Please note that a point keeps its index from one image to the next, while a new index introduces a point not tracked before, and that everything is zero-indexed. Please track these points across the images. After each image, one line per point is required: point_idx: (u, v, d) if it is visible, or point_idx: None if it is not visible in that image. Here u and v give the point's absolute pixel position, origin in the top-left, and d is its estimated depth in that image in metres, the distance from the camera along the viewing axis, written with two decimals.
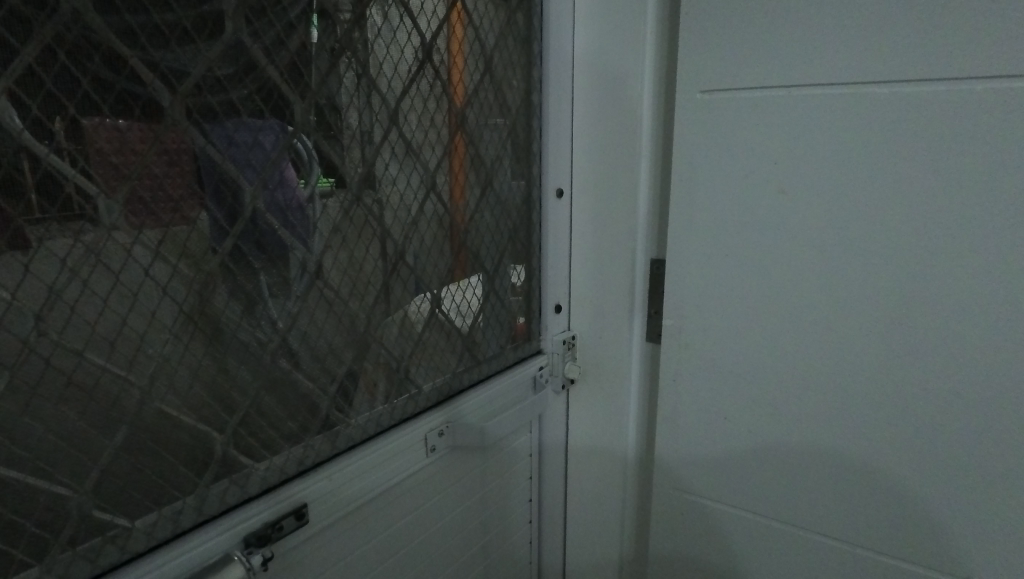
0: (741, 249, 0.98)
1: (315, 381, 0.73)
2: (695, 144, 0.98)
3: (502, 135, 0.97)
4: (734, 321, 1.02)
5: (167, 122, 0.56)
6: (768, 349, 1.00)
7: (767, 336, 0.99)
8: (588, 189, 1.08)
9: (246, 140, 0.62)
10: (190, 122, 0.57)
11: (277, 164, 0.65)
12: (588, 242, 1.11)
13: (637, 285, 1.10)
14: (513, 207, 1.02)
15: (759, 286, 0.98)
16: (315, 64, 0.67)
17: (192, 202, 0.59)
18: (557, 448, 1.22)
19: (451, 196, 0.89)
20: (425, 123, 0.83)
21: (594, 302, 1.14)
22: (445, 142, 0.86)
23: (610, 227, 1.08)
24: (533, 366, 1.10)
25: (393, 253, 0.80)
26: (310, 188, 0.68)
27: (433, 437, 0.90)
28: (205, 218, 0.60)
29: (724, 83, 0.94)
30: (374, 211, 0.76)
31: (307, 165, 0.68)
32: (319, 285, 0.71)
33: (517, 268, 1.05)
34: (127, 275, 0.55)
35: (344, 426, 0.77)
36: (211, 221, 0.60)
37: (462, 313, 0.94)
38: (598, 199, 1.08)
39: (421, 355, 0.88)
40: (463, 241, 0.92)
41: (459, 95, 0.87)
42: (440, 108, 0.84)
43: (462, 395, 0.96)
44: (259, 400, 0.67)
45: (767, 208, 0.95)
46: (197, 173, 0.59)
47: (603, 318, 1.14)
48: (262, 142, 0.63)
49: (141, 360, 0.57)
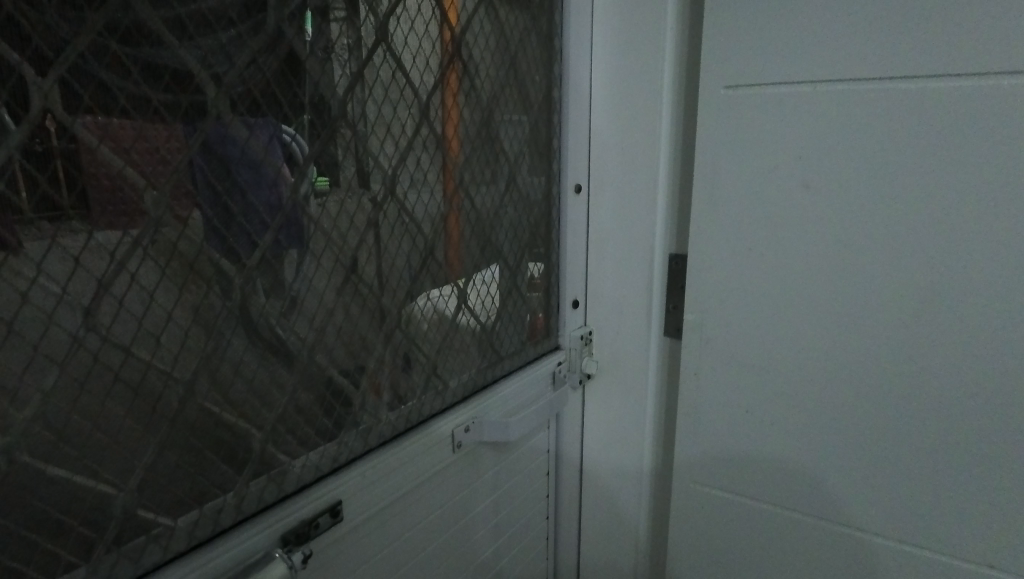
0: (761, 244, 0.99)
1: (348, 376, 0.72)
2: (717, 139, 0.98)
3: (524, 131, 0.97)
4: (754, 316, 1.02)
5: (211, 114, 0.55)
6: (790, 343, 1.00)
7: (788, 330, 1.00)
8: (605, 184, 1.08)
9: (286, 132, 0.61)
10: (234, 114, 0.57)
11: (271, 162, 0.60)
12: (607, 236, 1.11)
13: (655, 279, 1.11)
14: (533, 203, 1.03)
15: (779, 281, 0.99)
16: (309, 60, 0.62)
17: (201, 200, 0.56)
18: (571, 444, 1.23)
19: (444, 193, 0.82)
20: (453, 117, 0.82)
21: (613, 297, 1.14)
22: (441, 137, 0.80)
23: (630, 223, 1.09)
24: (552, 361, 1.11)
25: (426, 250, 0.81)
26: (306, 187, 0.64)
27: (460, 433, 0.89)
28: (197, 218, 0.55)
29: (747, 78, 0.95)
30: (405, 206, 0.76)
31: (300, 165, 0.63)
32: (355, 280, 0.71)
33: (534, 262, 1.05)
34: (172, 270, 0.54)
35: (376, 423, 0.77)
36: (252, 214, 0.60)
37: (488, 310, 0.95)
38: (613, 195, 1.09)
39: (449, 351, 0.88)
40: (489, 236, 0.92)
41: (455, 88, 0.81)
42: (453, 102, 0.81)
43: (486, 391, 0.96)
44: (296, 397, 0.66)
45: (787, 203, 0.95)
46: (206, 171, 0.55)
47: (619, 314, 1.15)
48: (262, 141, 0.59)
49: (185, 355, 0.56)
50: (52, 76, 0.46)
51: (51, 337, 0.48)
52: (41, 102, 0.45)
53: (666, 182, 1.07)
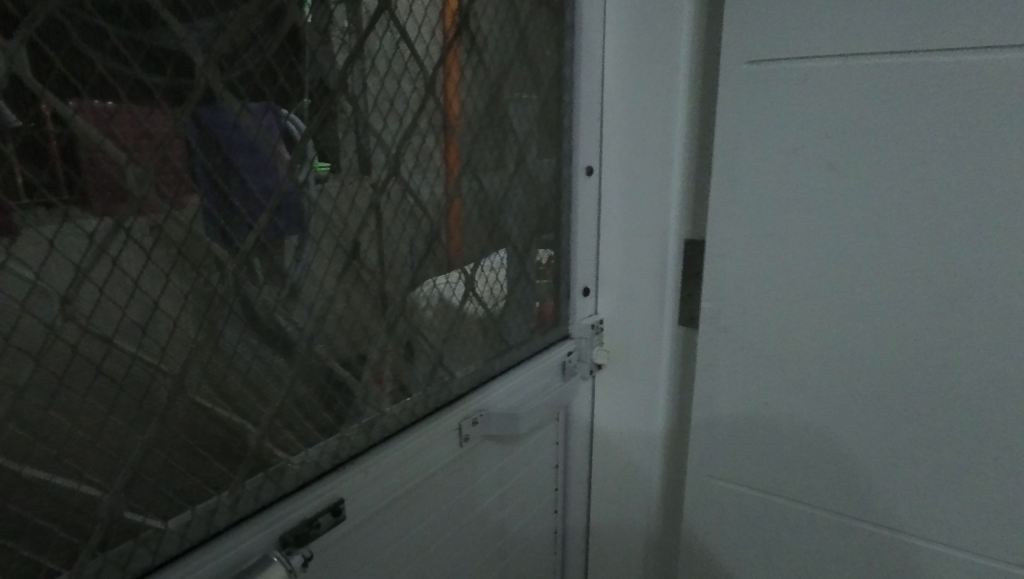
0: (782, 228, 0.94)
1: (349, 368, 0.68)
2: (738, 117, 0.93)
3: (535, 110, 0.92)
4: (772, 304, 0.98)
5: (200, 84, 0.51)
6: (811, 332, 0.95)
7: (810, 318, 0.95)
8: (617, 166, 1.04)
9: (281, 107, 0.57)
10: (223, 84, 0.52)
11: (265, 139, 0.56)
12: (619, 220, 1.07)
13: (670, 265, 1.05)
14: (544, 185, 0.97)
15: (800, 267, 0.94)
16: (306, 35, 0.58)
17: (192, 180, 0.51)
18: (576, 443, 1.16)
19: (444, 177, 0.77)
20: (460, 94, 0.77)
21: (623, 284, 1.10)
22: (444, 116, 0.75)
23: (643, 207, 1.04)
24: (562, 351, 1.06)
25: (432, 235, 0.77)
26: (305, 172, 0.60)
27: (467, 426, 0.85)
28: (195, 204, 0.52)
29: (771, 53, 0.89)
30: (409, 188, 0.72)
31: (300, 147, 0.59)
32: (356, 266, 0.67)
33: (543, 249, 1.00)
34: (159, 254, 0.50)
35: (379, 417, 0.73)
36: (246, 195, 0.55)
37: (496, 298, 0.91)
38: (626, 178, 1.04)
39: (455, 341, 0.84)
40: (497, 221, 0.88)
41: (455, 61, 0.75)
42: (453, 74, 0.75)
43: (494, 382, 0.92)
44: (294, 390, 0.63)
45: (810, 184, 0.90)
46: (197, 149, 0.51)
47: (631, 301, 1.10)
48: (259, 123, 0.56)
49: (174, 347, 0.52)
50: (20, 38, 0.41)
51: (24, 328, 0.44)
52: (7, 65, 0.41)
53: (681, 165, 1.01)
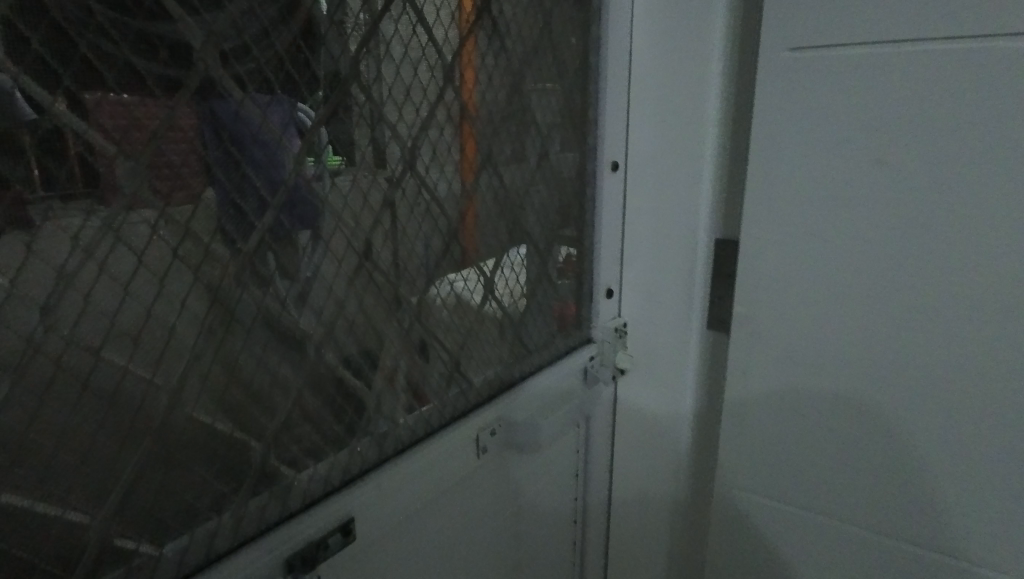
0: (822, 233, 0.85)
1: (361, 377, 0.64)
2: (778, 109, 0.85)
3: (559, 101, 0.85)
4: (808, 314, 0.89)
5: (198, 68, 0.46)
6: (852, 348, 0.87)
7: (851, 333, 0.86)
8: (644, 164, 0.97)
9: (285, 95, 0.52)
10: (224, 68, 0.47)
11: (270, 129, 0.51)
12: (644, 221, 1.00)
13: (699, 265, 1.00)
14: (566, 181, 0.90)
15: (841, 277, 0.85)
16: (317, 16, 0.53)
17: (201, 173, 0.48)
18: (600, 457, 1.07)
19: (461, 172, 0.72)
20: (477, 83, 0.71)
21: (646, 284, 1.04)
22: (461, 106, 0.70)
23: (670, 206, 0.99)
24: (582, 357, 0.98)
25: (449, 233, 0.71)
26: (319, 167, 0.55)
27: (485, 436, 0.80)
28: (211, 194, 0.48)
29: (818, 38, 0.80)
30: (426, 184, 0.67)
31: (315, 140, 0.55)
32: (369, 267, 0.62)
33: (566, 247, 0.93)
34: (152, 257, 0.45)
35: (393, 428, 0.68)
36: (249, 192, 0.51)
37: (515, 300, 0.86)
38: (653, 177, 0.98)
39: (472, 345, 0.79)
40: (517, 219, 0.83)
41: (469, 46, 0.69)
42: (466, 58, 0.69)
43: (514, 389, 0.86)
44: (302, 401, 0.58)
45: (854, 186, 0.82)
46: (206, 135, 0.47)
47: (655, 302, 1.05)
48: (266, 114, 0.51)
49: (170, 358, 0.47)
50: None
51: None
52: None
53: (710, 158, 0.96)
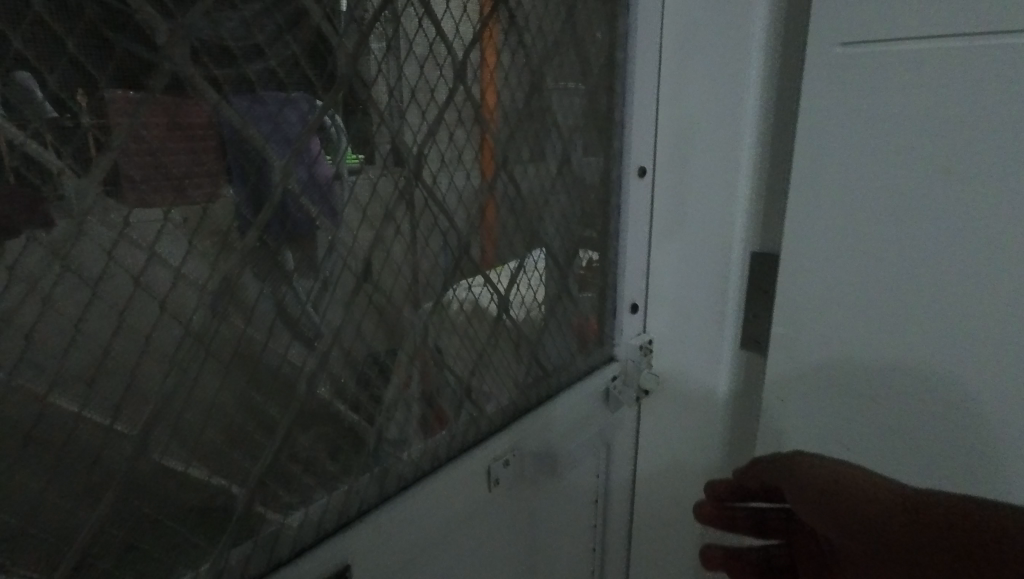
0: (850, 248, 0.73)
1: (360, 411, 0.57)
2: (832, 110, 0.72)
3: (583, 102, 0.77)
4: (865, 351, 0.75)
5: (163, 67, 0.39)
6: (886, 387, 0.73)
7: (883, 368, 0.73)
8: (671, 168, 0.86)
9: (271, 99, 0.45)
10: (195, 67, 0.41)
11: (251, 137, 0.44)
12: (672, 231, 0.90)
13: (733, 283, 0.90)
14: (589, 189, 0.82)
15: (872, 301, 0.73)
16: (307, 7, 0.46)
17: (202, 179, 0.42)
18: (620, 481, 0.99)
19: (482, 174, 0.65)
20: (492, 82, 0.64)
21: (673, 302, 0.94)
22: (478, 108, 0.63)
23: (703, 216, 0.89)
24: (602, 378, 0.90)
25: (460, 249, 0.64)
26: (338, 166, 0.50)
27: (498, 467, 0.74)
28: (210, 202, 0.43)
29: (888, 27, 0.66)
30: (435, 195, 0.59)
31: (336, 140, 0.49)
32: (369, 289, 0.55)
33: (585, 250, 0.84)
34: (110, 288, 0.39)
35: (396, 463, 0.62)
36: (228, 208, 0.43)
37: (530, 317, 0.79)
38: (682, 182, 0.87)
39: (484, 370, 0.72)
40: (535, 230, 0.75)
41: (489, 40, 0.63)
42: (486, 55, 0.63)
43: (532, 414, 0.79)
44: (292, 440, 0.52)
45: (891, 195, 0.69)
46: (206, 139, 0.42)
47: (685, 323, 0.95)
48: (255, 115, 0.44)
49: (133, 401, 0.41)
50: None
51: None
52: None
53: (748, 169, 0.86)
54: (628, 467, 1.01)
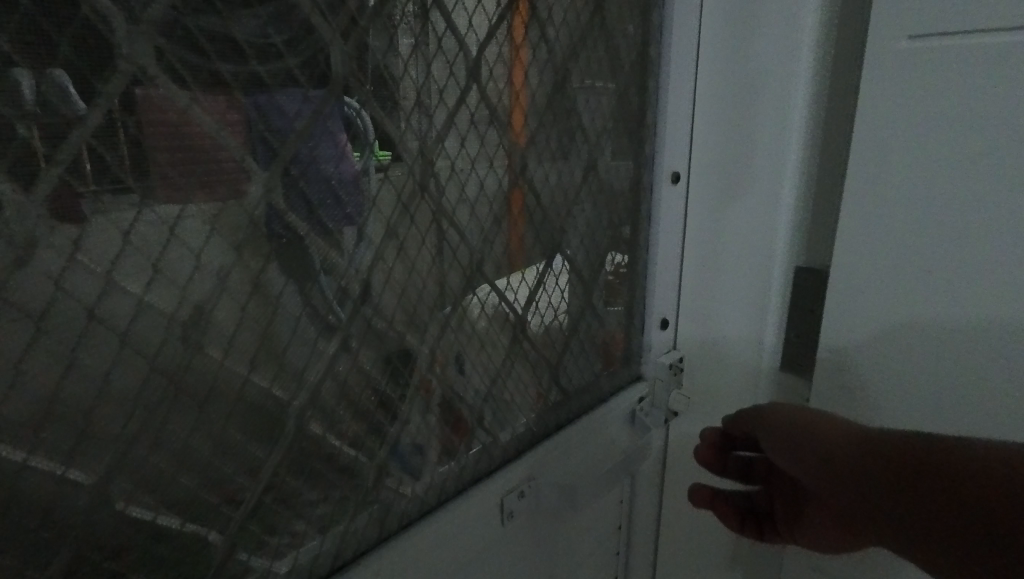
0: (908, 260, 0.67)
1: (358, 446, 0.52)
2: (885, 113, 0.65)
3: (614, 102, 0.70)
4: (928, 372, 0.68)
5: (120, 67, 0.34)
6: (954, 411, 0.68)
7: (948, 391, 0.68)
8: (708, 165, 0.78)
9: (251, 103, 0.39)
10: (160, 68, 0.35)
11: (228, 147, 0.39)
12: (707, 234, 0.82)
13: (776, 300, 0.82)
14: (618, 197, 0.75)
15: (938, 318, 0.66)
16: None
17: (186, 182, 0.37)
18: (644, 509, 0.92)
19: (511, 177, 0.60)
20: (519, 79, 0.58)
21: (708, 321, 0.86)
22: (503, 107, 0.57)
23: (744, 220, 0.79)
24: (629, 399, 0.83)
25: (472, 265, 0.58)
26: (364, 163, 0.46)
27: (511, 500, 0.67)
28: (178, 222, 0.37)
29: (947, 20, 0.60)
30: (445, 207, 0.53)
31: (361, 137, 0.45)
32: (368, 314, 0.49)
33: (613, 254, 0.77)
34: (57, 322, 0.34)
35: (398, 500, 0.56)
36: (199, 227, 0.38)
37: (550, 337, 0.71)
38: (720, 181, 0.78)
39: (498, 394, 0.65)
40: (559, 244, 0.68)
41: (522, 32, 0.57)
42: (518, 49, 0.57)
43: (550, 440, 0.73)
44: (278, 482, 0.47)
45: (959, 205, 0.63)
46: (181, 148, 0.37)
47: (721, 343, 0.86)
48: (233, 122, 0.38)
49: (90, 447, 0.37)
50: None
51: None
52: None
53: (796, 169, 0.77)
54: (655, 494, 0.94)
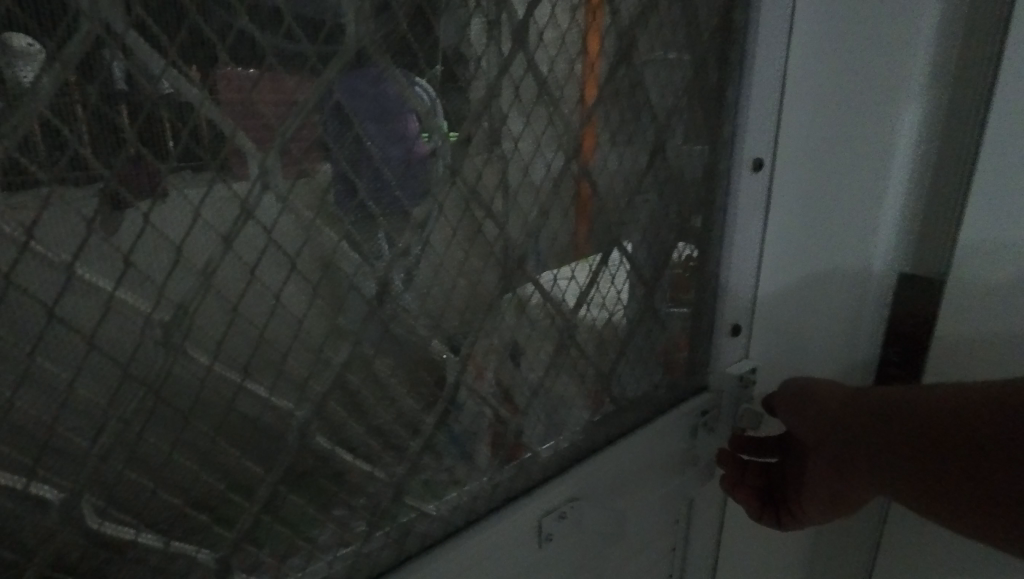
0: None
1: (372, 461, 0.46)
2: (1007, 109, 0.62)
3: (689, 74, 0.60)
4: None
5: (75, 21, 0.28)
6: None
7: None
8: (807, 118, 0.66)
9: (244, 69, 0.33)
10: (125, 24, 0.29)
11: (212, 120, 0.32)
12: (799, 219, 0.70)
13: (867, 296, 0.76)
14: (691, 185, 0.65)
15: None
16: None
17: (239, 160, 0.34)
18: (705, 542, 0.81)
19: (585, 157, 0.54)
20: (586, 44, 0.50)
21: (785, 330, 0.76)
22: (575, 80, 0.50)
23: (840, 205, 0.71)
24: (691, 413, 0.73)
25: (513, 262, 0.50)
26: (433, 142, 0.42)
27: (551, 521, 0.60)
28: (151, 209, 0.31)
29: None
30: (480, 194, 0.46)
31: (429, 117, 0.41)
32: (385, 316, 0.43)
33: (684, 245, 0.67)
34: (10, 323, 0.29)
35: (419, 520, 0.50)
36: (177, 214, 0.32)
37: (602, 343, 0.63)
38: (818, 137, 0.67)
39: (538, 406, 0.58)
40: (618, 238, 0.59)
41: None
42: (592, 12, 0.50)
43: (598, 456, 0.65)
44: (278, 498, 0.42)
45: None
46: (174, 119, 0.31)
47: (799, 353, 0.77)
48: (218, 89, 0.32)
49: (54, 462, 0.32)
50: None
51: None
52: None
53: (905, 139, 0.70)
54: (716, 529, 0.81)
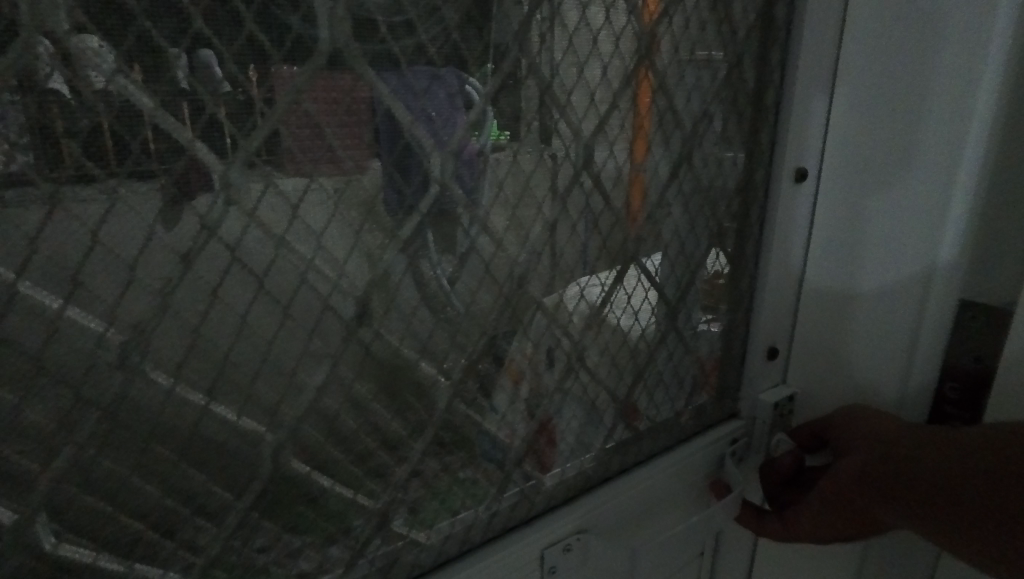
0: None
1: (350, 487, 0.43)
2: None
3: (721, 77, 0.55)
4: None
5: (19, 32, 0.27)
6: None
7: None
8: (866, 88, 0.56)
9: (200, 79, 0.31)
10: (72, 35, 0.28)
11: (167, 133, 0.31)
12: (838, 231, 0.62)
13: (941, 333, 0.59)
14: (722, 196, 0.59)
15: None
16: None
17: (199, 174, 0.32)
18: None
19: (635, 158, 0.52)
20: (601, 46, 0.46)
21: (822, 359, 0.67)
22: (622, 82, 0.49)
23: (895, 213, 0.58)
24: (720, 442, 0.68)
25: (510, 279, 0.47)
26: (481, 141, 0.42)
27: (556, 555, 0.55)
28: (101, 223, 0.31)
29: None
30: (472, 208, 0.43)
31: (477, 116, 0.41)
32: (363, 338, 0.40)
33: (718, 254, 0.61)
34: None
35: (406, 550, 0.47)
36: (129, 228, 0.31)
37: (620, 369, 0.58)
38: (878, 109, 0.56)
39: (543, 433, 0.54)
40: (635, 254, 0.55)
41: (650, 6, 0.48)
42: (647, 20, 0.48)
43: (611, 484, 0.60)
44: (245, 523, 0.40)
45: None
46: (126, 132, 0.30)
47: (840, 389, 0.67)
48: (174, 101, 0.31)
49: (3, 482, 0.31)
50: None
51: None
52: None
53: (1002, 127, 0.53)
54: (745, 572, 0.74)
